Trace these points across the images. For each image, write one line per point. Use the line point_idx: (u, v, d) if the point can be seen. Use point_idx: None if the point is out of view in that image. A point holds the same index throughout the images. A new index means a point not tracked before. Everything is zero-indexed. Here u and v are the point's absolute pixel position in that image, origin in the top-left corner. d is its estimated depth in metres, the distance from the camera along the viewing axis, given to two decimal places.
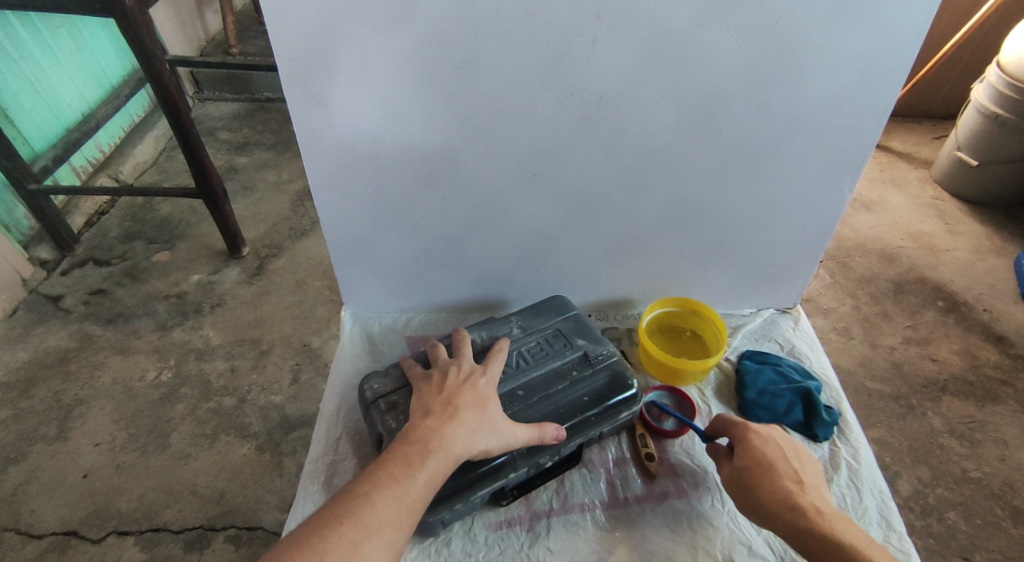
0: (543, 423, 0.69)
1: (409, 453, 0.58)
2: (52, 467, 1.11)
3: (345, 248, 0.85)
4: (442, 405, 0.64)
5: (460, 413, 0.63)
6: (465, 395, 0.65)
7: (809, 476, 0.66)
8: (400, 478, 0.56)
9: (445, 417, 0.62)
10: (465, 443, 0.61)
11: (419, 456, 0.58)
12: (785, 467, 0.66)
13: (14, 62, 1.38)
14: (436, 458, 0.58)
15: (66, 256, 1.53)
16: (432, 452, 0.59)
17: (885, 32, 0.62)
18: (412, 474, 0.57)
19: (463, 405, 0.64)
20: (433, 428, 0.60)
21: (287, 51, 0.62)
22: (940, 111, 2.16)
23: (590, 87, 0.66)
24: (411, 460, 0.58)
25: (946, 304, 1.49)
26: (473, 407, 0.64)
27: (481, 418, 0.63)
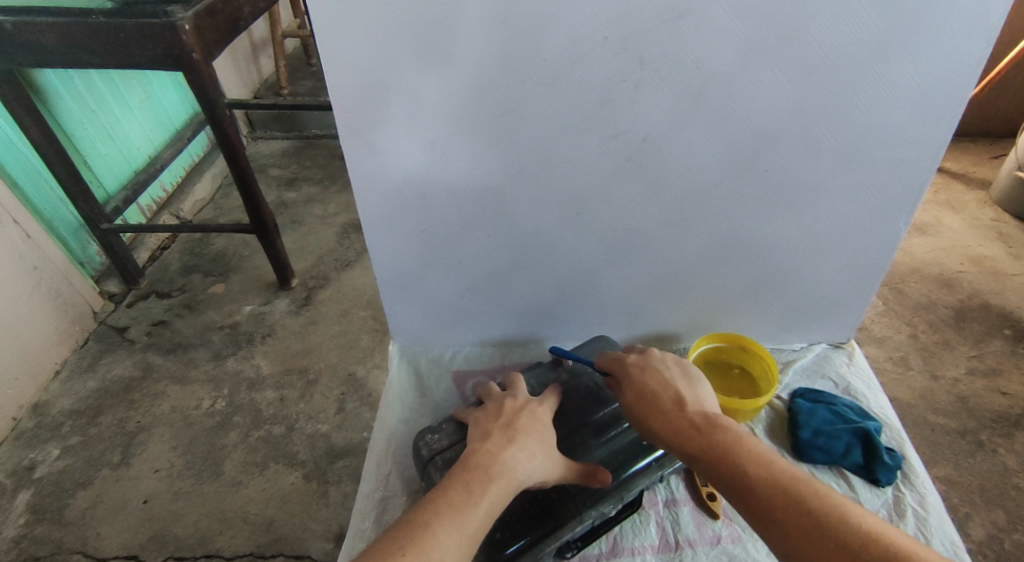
0: (585, 464, 0.70)
1: (470, 480, 0.59)
2: (115, 491, 1.17)
3: (394, 285, 0.87)
4: (502, 430, 0.66)
5: (519, 437, 0.65)
6: (523, 420, 0.68)
7: (689, 393, 0.65)
8: (461, 507, 0.57)
9: (506, 443, 0.64)
10: (525, 469, 0.63)
11: (480, 484, 0.59)
12: (664, 394, 0.65)
13: (93, 112, 1.50)
14: (497, 484, 0.59)
15: (131, 289, 1.62)
16: (494, 477, 0.60)
17: (937, 69, 0.61)
18: (473, 502, 0.57)
19: (523, 430, 0.66)
20: (493, 454, 0.62)
21: (343, 104, 0.66)
22: (996, 129, 2.08)
23: (632, 129, 0.67)
24: (472, 488, 0.59)
25: (1013, 333, 1.41)
26: (533, 434, 0.66)
27: (540, 444, 0.66)
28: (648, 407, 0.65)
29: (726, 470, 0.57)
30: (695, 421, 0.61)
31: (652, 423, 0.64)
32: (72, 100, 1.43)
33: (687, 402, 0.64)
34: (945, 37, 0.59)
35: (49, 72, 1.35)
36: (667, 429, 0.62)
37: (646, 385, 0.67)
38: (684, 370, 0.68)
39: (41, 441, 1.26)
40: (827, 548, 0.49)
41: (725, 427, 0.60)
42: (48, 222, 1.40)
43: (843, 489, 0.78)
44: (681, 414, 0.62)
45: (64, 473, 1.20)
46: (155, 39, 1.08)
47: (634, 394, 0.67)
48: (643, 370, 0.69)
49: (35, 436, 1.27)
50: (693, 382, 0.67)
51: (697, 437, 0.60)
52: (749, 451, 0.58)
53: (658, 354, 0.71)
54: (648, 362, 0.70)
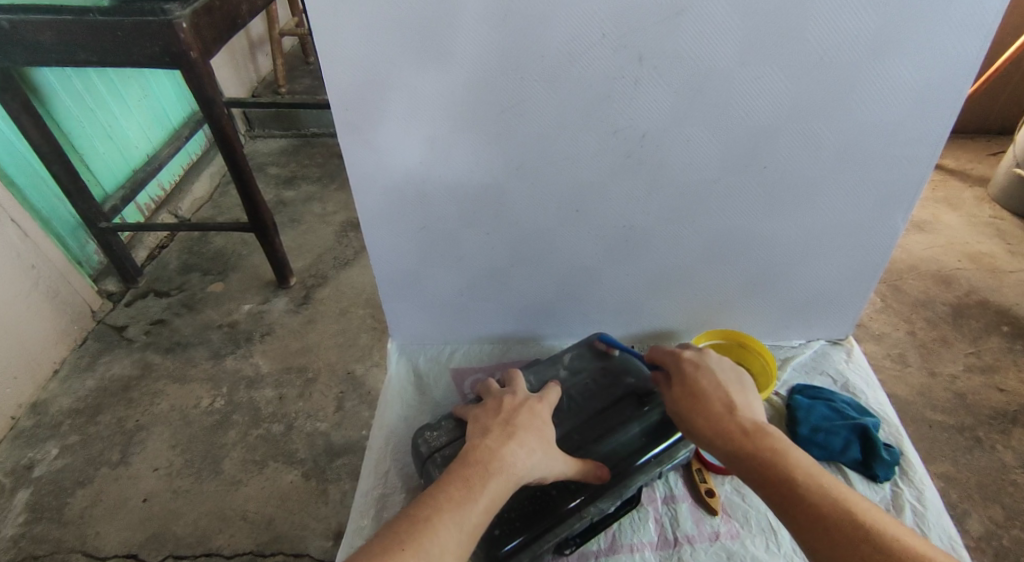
0: (585, 461, 0.70)
1: (469, 476, 0.59)
2: (115, 490, 1.17)
3: (393, 283, 0.87)
4: (501, 427, 0.66)
5: (519, 434, 0.65)
6: (522, 417, 0.68)
7: (741, 399, 0.65)
8: (460, 502, 0.57)
9: (506, 439, 0.64)
10: (524, 464, 0.63)
11: (480, 480, 0.59)
12: (717, 394, 0.66)
13: (90, 111, 1.49)
14: (497, 480, 0.60)
15: (129, 288, 1.61)
16: (494, 473, 0.60)
17: (936, 65, 0.61)
18: (472, 497, 0.57)
19: (523, 427, 0.66)
20: (493, 451, 0.62)
21: (342, 101, 0.66)
22: (994, 126, 2.08)
23: (632, 125, 0.67)
24: (471, 483, 0.59)
25: (1011, 329, 1.41)
26: (532, 430, 0.67)
27: (539, 440, 0.66)
28: (698, 405, 0.65)
29: (773, 477, 0.57)
30: (746, 426, 0.62)
31: (699, 423, 0.64)
32: (69, 99, 1.43)
33: (738, 407, 0.64)
34: (943, 34, 0.59)
35: (47, 71, 1.35)
36: (716, 429, 0.62)
37: (698, 384, 0.67)
38: (736, 375, 0.68)
39: (40, 440, 1.26)
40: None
41: (775, 436, 0.61)
42: (46, 221, 1.40)
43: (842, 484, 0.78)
44: (732, 416, 0.63)
45: (63, 472, 1.20)
46: (152, 37, 1.08)
47: (685, 390, 0.68)
48: (696, 368, 0.69)
49: (34, 435, 1.27)
50: (743, 387, 0.67)
51: (747, 441, 0.60)
52: (798, 462, 0.58)
53: (711, 354, 0.71)
54: (701, 361, 0.70)
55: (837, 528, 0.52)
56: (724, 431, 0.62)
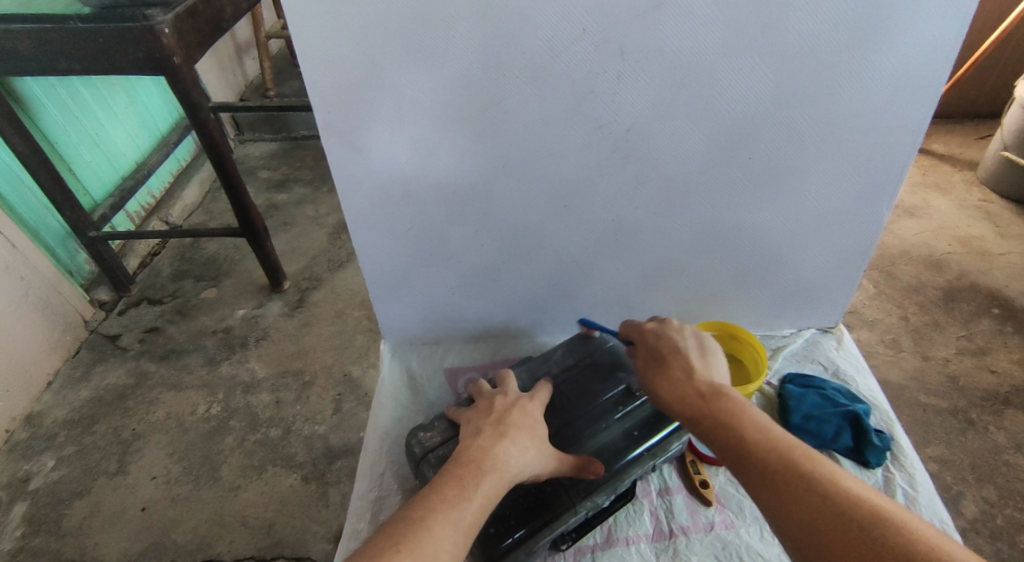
0: (580, 458, 0.70)
1: (463, 475, 0.60)
2: (113, 499, 1.17)
3: (384, 285, 0.87)
4: (493, 426, 0.67)
5: (511, 432, 0.66)
6: (514, 416, 0.68)
7: (702, 363, 0.65)
8: (454, 501, 0.57)
9: (499, 436, 0.65)
10: (517, 463, 0.63)
11: (473, 479, 0.59)
12: (679, 360, 0.66)
13: (76, 119, 1.48)
14: (490, 478, 0.60)
15: (122, 297, 1.61)
16: (487, 471, 0.61)
17: (917, 52, 0.62)
18: (466, 496, 0.58)
19: (515, 425, 0.67)
20: (486, 449, 0.63)
21: (324, 103, 0.65)
22: (982, 110, 2.09)
23: (615, 119, 0.67)
24: (465, 483, 0.59)
25: (1002, 312, 1.42)
26: (524, 428, 0.67)
27: (532, 437, 0.66)
28: (661, 371, 0.66)
29: (725, 437, 0.57)
30: (702, 389, 0.61)
31: (661, 389, 0.64)
32: (54, 108, 1.42)
33: (698, 372, 0.64)
34: (922, 20, 0.59)
35: (30, 80, 1.34)
36: (675, 394, 0.63)
37: (663, 352, 0.68)
38: (698, 341, 0.68)
39: (36, 452, 1.26)
40: (821, 520, 0.48)
41: (730, 395, 0.60)
42: (35, 231, 1.39)
43: None
44: (691, 380, 0.63)
45: (60, 484, 1.20)
46: (136, 43, 1.07)
47: (650, 361, 0.68)
48: (660, 338, 0.70)
49: (31, 447, 1.27)
50: (708, 353, 0.67)
51: (701, 403, 0.60)
52: (751, 419, 0.57)
53: (674, 323, 0.71)
54: (664, 331, 0.70)
55: (785, 482, 0.51)
56: (682, 394, 0.62)
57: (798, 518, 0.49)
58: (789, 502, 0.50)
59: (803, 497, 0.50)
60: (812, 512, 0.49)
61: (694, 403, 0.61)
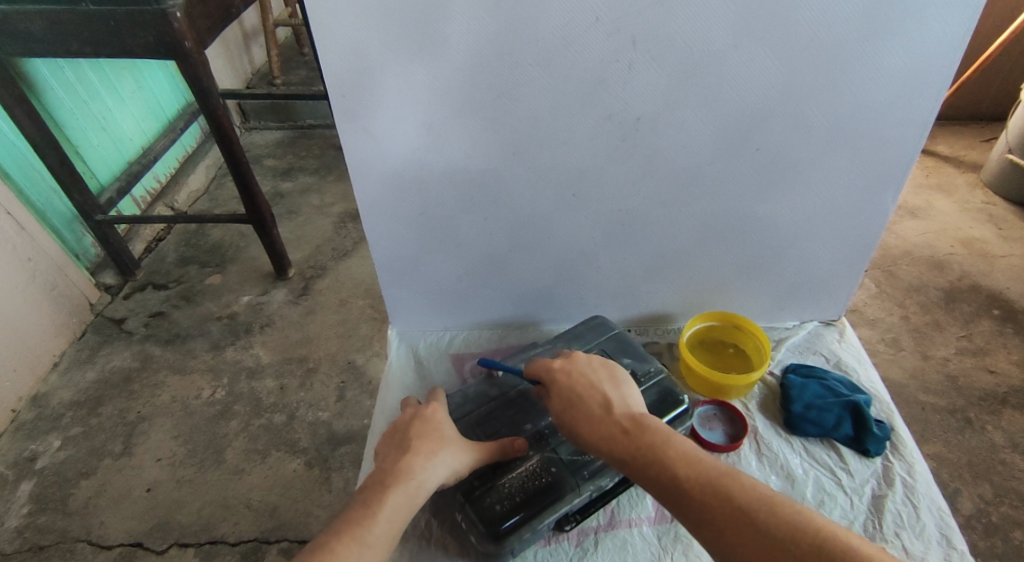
0: (500, 439, 0.72)
1: (369, 495, 0.59)
2: (119, 480, 1.18)
3: (392, 270, 0.88)
4: (398, 443, 0.66)
5: (414, 444, 0.65)
6: (417, 426, 0.67)
7: (617, 395, 0.65)
8: (360, 519, 0.57)
9: (401, 452, 0.64)
10: (425, 470, 0.63)
11: (377, 496, 0.59)
12: (592, 397, 0.65)
13: (84, 103, 1.49)
14: (394, 494, 0.59)
15: (128, 281, 1.62)
16: (391, 486, 0.60)
17: (924, 48, 0.63)
18: (371, 515, 0.57)
19: (418, 435, 0.66)
20: (389, 467, 0.62)
21: (339, 89, 0.66)
22: (987, 113, 2.10)
23: (625, 109, 0.68)
24: (370, 501, 0.59)
25: (1002, 313, 1.43)
26: (429, 436, 0.66)
27: (438, 442, 0.66)
28: (577, 412, 0.65)
29: (656, 472, 0.56)
30: (625, 424, 0.61)
31: (583, 430, 0.63)
32: (62, 90, 1.43)
33: (615, 405, 0.64)
34: (932, 14, 0.60)
35: (38, 62, 1.35)
36: (598, 434, 0.62)
37: (574, 390, 0.67)
38: (609, 372, 0.69)
39: (43, 432, 1.27)
40: (759, 546, 0.49)
41: (650, 426, 0.61)
42: (43, 214, 1.41)
43: (833, 460, 0.80)
44: (609, 417, 0.62)
45: (66, 464, 1.21)
46: (147, 27, 1.08)
47: (562, 401, 0.67)
48: (568, 375, 0.68)
49: (37, 427, 1.28)
50: (620, 384, 0.68)
51: (624, 438, 0.60)
52: (677, 449, 0.57)
53: (581, 356, 0.71)
54: (572, 366, 0.69)
55: (719, 510, 0.52)
56: (605, 434, 0.61)
57: (737, 547, 0.49)
58: (726, 531, 0.50)
59: (738, 522, 0.50)
60: (750, 536, 0.49)
61: (619, 442, 0.60)
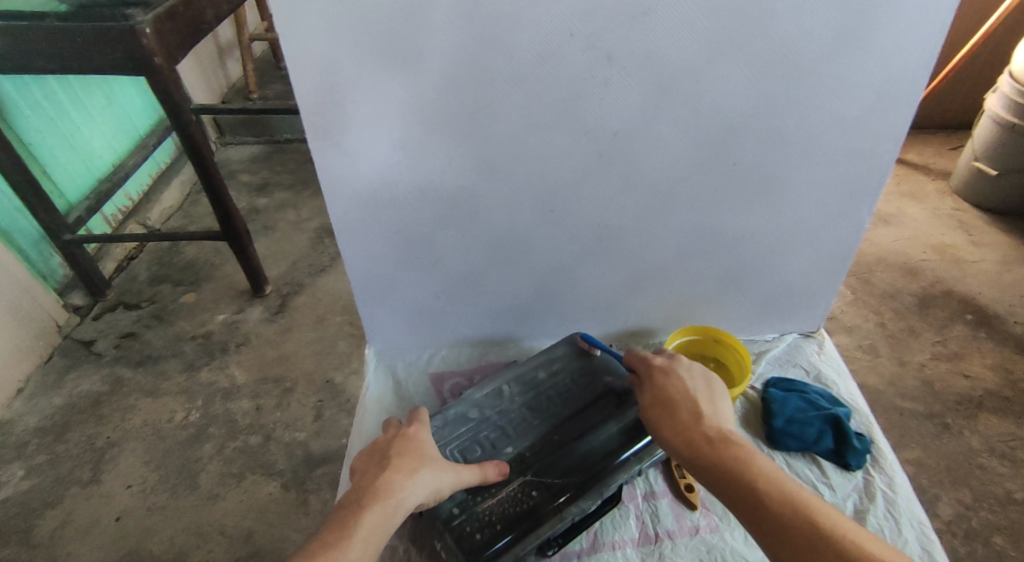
0: (484, 464, 0.70)
1: (345, 516, 0.57)
2: (86, 510, 1.13)
3: (368, 289, 0.86)
4: (377, 461, 0.63)
5: (394, 461, 0.63)
6: (397, 445, 0.65)
7: (712, 407, 0.64)
8: (335, 542, 0.54)
9: (380, 470, 0.61)
10: (404, 488, 0.60)
11: (355, 516, 0.56)
12: (685, 403, 0.64)
13: (51, 120, 1.45)
14: (371, 512, 0.57)
15: (97, 301, 1.57)
16: (369, 503, 0.57)
17: (895, 63, 0.63)
18: (348, 537, 0.55)
19: (398, 453, 0.64)
20: (367, 485, 0.60)
21: (311, 106, 0.65)
22: (953, 122, 2.15)
23: (602, 125, 0.68)
24: (347, 522, 0.56)
25: (975, 318, 1.46)
26: (410, 454, 0.64)
27: (419, 459, 0.64)
28: (666, 413, 0.64)
29: (734, 486, 0.55)
30: (710, 434, 0.60)
31: (666, 431, 0.63)
32: (28, 108, 1.39)
33: (705, 415, 0.62)
34: (902, 30, 0.61)
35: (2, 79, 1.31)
36: (681, 436, 0.61)
37: (667, 391, 0.66)
38: (706, 382, 0.67)
39: (5, 461, 1.22)
40: None
41: (739, 443, 0.59)
42: (8, 234, 1.36)
43: (815, 474, 0.80)
44: (698, 424, 0.61)
45: (30, 493, 1.16)
46: (115, 43, 1.05)
47: (652, 399, 0.67)
48: (665, 376, 0.68)
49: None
50: (717, 396, 0.66)
51: (710, 449, 0.58)
52: (762, 471, 0.55)
53: (685, 362, 0.70)
54: (670, 368, 0.69)
55: (800, 537, 0.49)
56: (691, 439, 0.60)
57: None
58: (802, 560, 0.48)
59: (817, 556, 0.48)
60: None
61: (703, 448, 0.59)
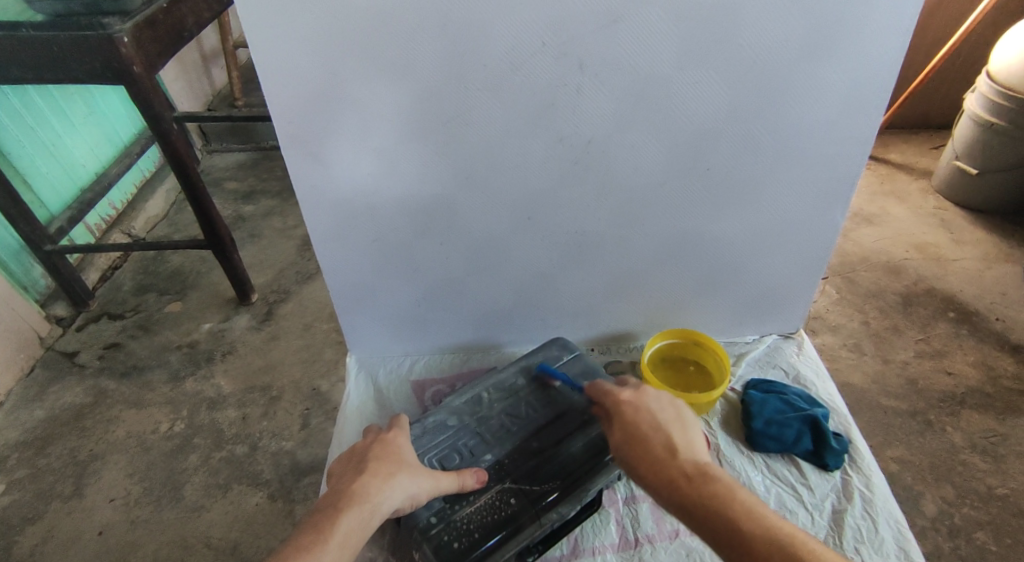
0: (462, 470, 0.70)
1: (319, 521, 0.57)
2: (69, 524, 1.12)
3: (349, 297, 0.86)
4: (354, 465, 0.63)
5: (371, 465, 0.62)
6: (375, 450, 0.65)
7: (684, 438, 0.60)
8: (309, 546, 0.54)
9: (356, 474, 0.61)
10: (380, 492, 0.60)
11: (330, 520, 0.56)
12: (656, 436, 0.60)
13: (31, 130, 1.44)
14: (347, 516, 0.57)
15: (80, 312, 1.56)
16: (345, 507, 0.57)
17: (863, 68, 0.64)
18: (322, 542, 0.55)
19: (375, 458, 0.64)
20: (343, 488, 0.59)
21: (284, 116, 0.65)
22: (935, 122, 2.18)
23: (577, 132, 0.68)
24: (321, 526, 0.56)
25: (957, 315, 1.47)
26: (387, 459, 0.64)
27: (396, 464, 0.64)
28: (637, 449, 0.60)
29: (718, 523, 0.52)
30: (687, 469, 0.57)
31: (641, 469, 0.59)
32: (7, 117, 1.37)
33: (679, 448, 0.59)
34: (868, 37, 0.61)
35: None
36: (657, 474, 0.57)
37: (636, 426, 0.62)
38: (676, 411, 0.63)
39: None
40: None
41: (718, 478, 0.56)
42: None
43: (794, 475, 0.80)
44: (673, 460, 0.58)
45: (12, 508, 1.15)
46: (93, 52, 1.04)
47: (624, 435, 0.62)
48: (634, 411, 0.64)
49: None
50: (687, 425, 0.62)
51: (690, 489, 0.55)
52: (745, 507, 0.52)
53: (650, 393, 0.66)
54: (638, 401, 0.65)
55: None
56: (668, 477, 0.56)
57: None
58: None
59: None
60: None
61: (681, 486, 0.55)
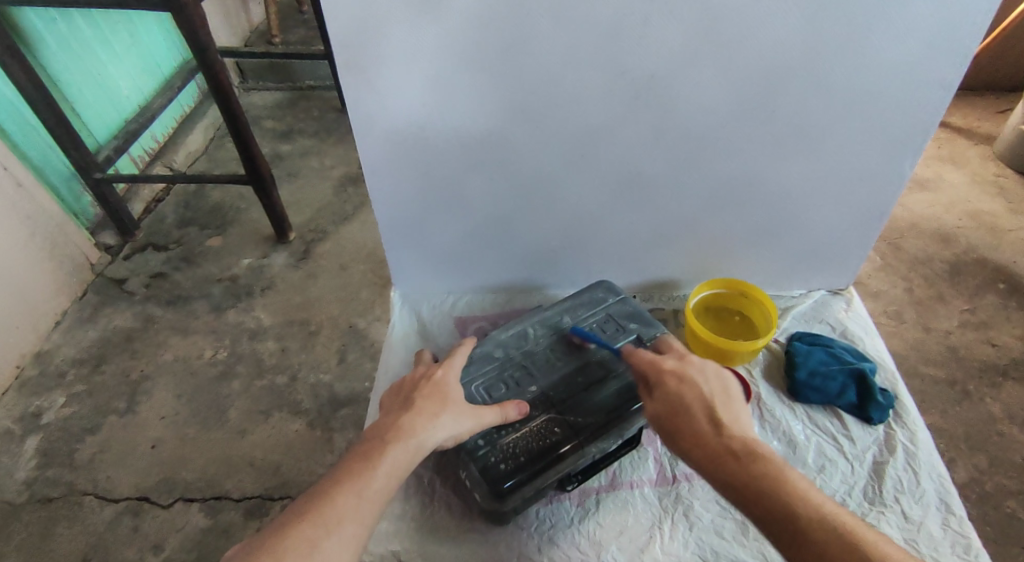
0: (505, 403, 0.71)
1: (369, 449, 0.59)
2: (123, 437, 1.19)
3: (395, 231, 0.87)
4: (402, 403, 0.65)
5: (418, 403, 0.64)
6: (422, 389, 0.67)
7: (728, 415, 0.60)
8: (360, 471, 0.56)
9: (404, 410, 0.63)
10: (425, 429, 0.62)
11: (378, 450, 0.59)
12: (702, 411, 0.60)
13: (78, 57, 1.45)
14: (396, 448, 0.59)
15: (128, 241, 1.60)
16: (391, 441, 0.59)
17: (958, 4, 0.60)
18: (372, 467, 0.57)
19: (421, 396, 0.65)
20: (391, 424, 0.62)
21: (342, 41, 0.63)
22: (1003, 83, 2.05)
23: (639, 67, 0.66)
24: (371, 455, 0.58)
25: (1007, 287, 1.42)
26: (433, 397, 0.66)
27: (442, 404, 0.65)
28: (682, 423, 0.60)
29: (764, 501, 0.51)
30: (734, 446, 0.56)
31: (687, 444, 0.59)
32: (55, 43, 1.39)
33: (725, 423, 0.59)
34: None
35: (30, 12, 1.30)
36: (703, 449, 0.57)
37: (682, 398, 0.62)
38: (721, 386, 0.63)
39: (46, 389, 1.28)
40: None
41: (768, 457, 0.55)
42: (40, 169, 1.38)
43: (836, 426, 0.81)
44: (719, 436, 0.57)
45: (71, 420, 1.22)
46: None
47: (667, 407, 0.62)
48: (679, 383, 0.63)
49: (41, 384, 1.29)
50: (732, 401, 0.62)
51: (736, 465, 0.55)
52: (792, 485, 0.52)
53: (695, 365, 0.65)
54: (683, 372, 0.64)
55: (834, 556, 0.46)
56: (716, 455, 0.56)
57: None
58: None
59: None
60: None
61: (729, 463, 0.55)
